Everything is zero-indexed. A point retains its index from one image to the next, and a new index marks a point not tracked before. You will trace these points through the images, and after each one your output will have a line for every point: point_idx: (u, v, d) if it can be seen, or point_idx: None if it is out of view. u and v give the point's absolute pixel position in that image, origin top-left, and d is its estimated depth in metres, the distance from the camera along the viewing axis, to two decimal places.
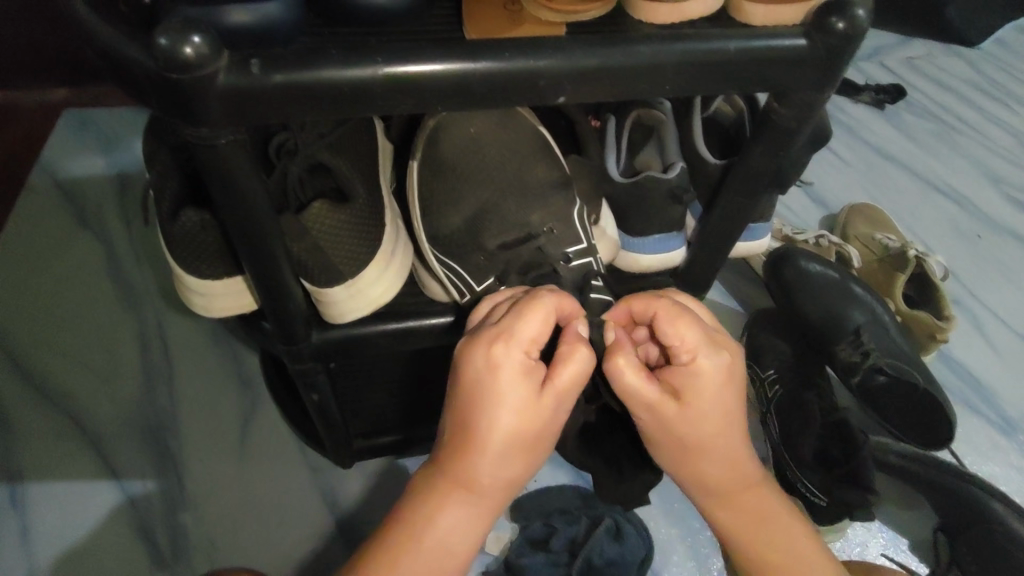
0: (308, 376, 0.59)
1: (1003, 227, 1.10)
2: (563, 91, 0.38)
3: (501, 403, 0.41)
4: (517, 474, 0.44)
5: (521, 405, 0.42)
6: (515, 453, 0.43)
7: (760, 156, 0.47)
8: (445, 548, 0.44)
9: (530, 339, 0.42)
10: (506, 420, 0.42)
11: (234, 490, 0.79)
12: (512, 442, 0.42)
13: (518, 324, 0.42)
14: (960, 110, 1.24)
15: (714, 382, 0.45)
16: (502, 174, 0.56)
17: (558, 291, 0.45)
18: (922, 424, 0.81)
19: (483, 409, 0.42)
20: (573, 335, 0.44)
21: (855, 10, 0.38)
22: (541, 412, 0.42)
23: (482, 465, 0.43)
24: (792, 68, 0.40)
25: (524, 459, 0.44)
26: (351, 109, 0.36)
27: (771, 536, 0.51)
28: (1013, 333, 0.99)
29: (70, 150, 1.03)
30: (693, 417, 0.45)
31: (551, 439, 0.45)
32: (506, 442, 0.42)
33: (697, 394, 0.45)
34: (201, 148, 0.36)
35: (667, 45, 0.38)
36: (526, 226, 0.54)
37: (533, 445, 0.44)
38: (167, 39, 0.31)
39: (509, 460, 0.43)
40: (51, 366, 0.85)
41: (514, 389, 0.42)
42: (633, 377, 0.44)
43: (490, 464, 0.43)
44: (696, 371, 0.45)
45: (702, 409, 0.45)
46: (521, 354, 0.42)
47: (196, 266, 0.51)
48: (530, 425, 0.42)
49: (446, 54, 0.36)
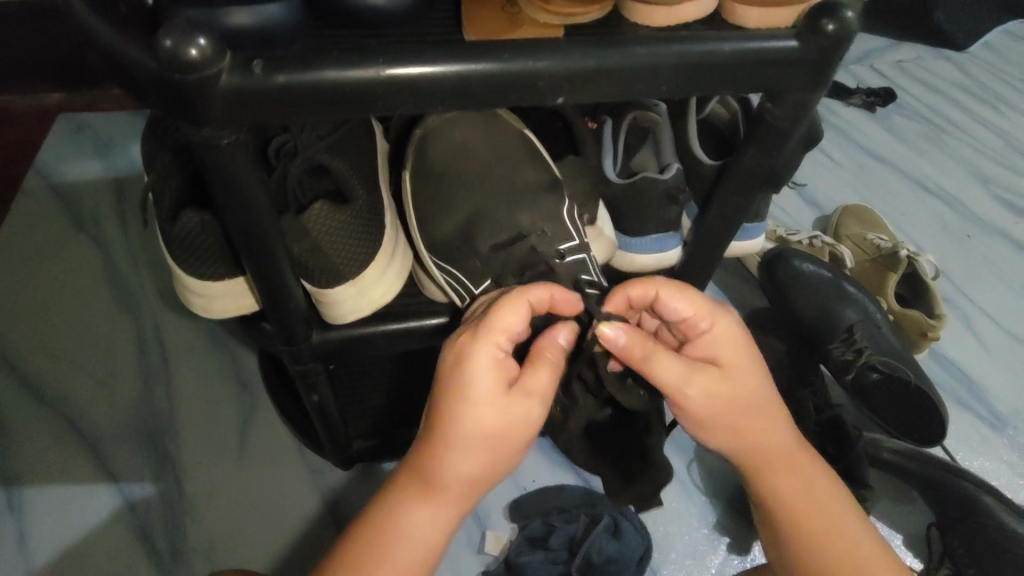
0: (308, 377, 0.60)
1: (994, 227, 1.11)
2: (560, 92, 0.39)
3: (466, 399, 0.43)
4: (486, 475, 0.45)
5: (483, 402, 0.43)
6: (479, 450, 0.44)
7: (754, 156, 0.47)
8: (413, 544, 0.45)
9: (504, 334, 0.44)
10: (466, 415, 0.43)
11: (233, 492, 0.79)
12: (471, 443, 0.43)
13: (494, 318, 0.43)
14: (949, 113, 1.25)
15: (731, 350, 0.50)
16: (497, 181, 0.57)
17: (551, 286, 0.46)
18: (911, 418, 0.82)
19: (447, 404, 0.43)
20: (550, 344, 0.46)
21: (845, 12, 0.38)
22: (502, 410, 0.43)
23: (444, 458, 0.44)
24: (785, 70, 0.40)
25: (492, 459, 0.45)
26: (352, 110, 0.37)
27: (811, 508, 0.55)
28: (1003, 332, 1.00)
29: (67, 154, 1.03)
30: (735, 385, 0.50)
31: (520, 443, 0.45)
32: (467, 439, 0.43)
33: (727, 354, 0.50)
34: (204, 147, 0.37)
35: (662, 47, 0.38)
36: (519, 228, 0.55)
37: (500, 444, 0.44)
38: (172, 40, 0.32)
39: (473, 463, 0.44)
40: (48, 369, 0.85)
41: (479, 386, 0.43)
42: (676, 363, 0.48)
43: (450, 461, 0.44)
44: (708, 338, 0.50)
45: (737, 369, 0.50)
46: (491, 351, 0.43)
47: (196, 266, 0.52)
48: (489, 424, 0.43)
49: (446, 55, 0.36)
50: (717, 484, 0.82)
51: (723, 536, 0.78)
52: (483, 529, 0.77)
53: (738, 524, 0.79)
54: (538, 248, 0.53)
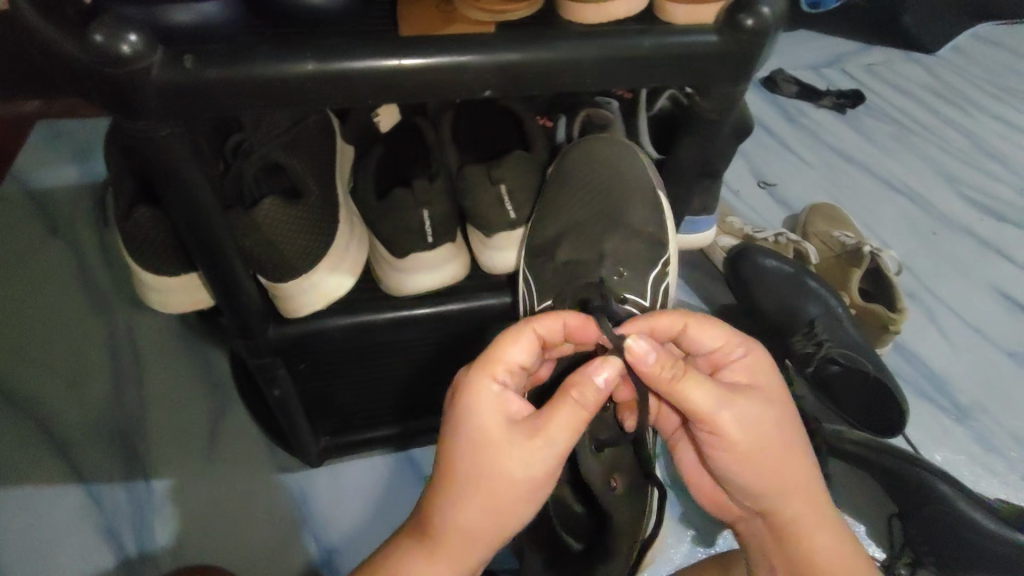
0: (268, 371, 0.61)
1: (958, 224, 1.14)
2: (488, 85, 0.40)
3: (463, 430, 0.46)
4: (484, 520, 0.46)
5: (482, 435, 0.45)
6: (480, 492, 0.45)
7: (690, 148, 0.49)
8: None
9: (504, 368, 0.47)
10: (465, 450, 0.45)
11: (201, 491, 0.80)
12: (473, 481, 0.45)
13: (492, 352, 0.47)
14: (917, 114, 1.28)
15: (757, 376, 0.52)
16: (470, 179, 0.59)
17: (568, 316, 0.49)
18: (875, 410, 0.83)
19: (450, 437, 0.46)
20: (584, 380, 0.46)
21: (761, 8, 0.40)
22: (501, 447, 0.45)
23: (447, 499, 0.46)
24: (708, 63, 0.42)
25: (496, 505, 0.45)
26: (286, 104, 0.38)
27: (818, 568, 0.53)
28: (967, 326, 1.02)
29: (42, 160, 1.04)
30: (762, 408, 0.51)
31: (528, 483, 0.45)
32: (467, 477, 0.45)
33: (758, 386, 0.52)
34: (142, 141, 0.37)
35: (586, 41, 0.40)
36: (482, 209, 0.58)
37: (503, 487, 0.45)
38: (102, 35, 0.33)
39: (473, 500, 0.45)
40: (20, 372, 0.86)
41: (477, 419, 0.45)
42: (703, 389, 0.48)
43: (452, 502, 0.46)
44: (738, 365, 0.52)
45: (767, 401, 0.51)
46: (491, 383, 0.46)
47: (151, 262, 0.53)
48: (488, 462, 0.45)
49: (376, 49, 0.38)
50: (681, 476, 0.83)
51: (687, 528, 0.79)
52: None
53: (701, 516, 0.80)
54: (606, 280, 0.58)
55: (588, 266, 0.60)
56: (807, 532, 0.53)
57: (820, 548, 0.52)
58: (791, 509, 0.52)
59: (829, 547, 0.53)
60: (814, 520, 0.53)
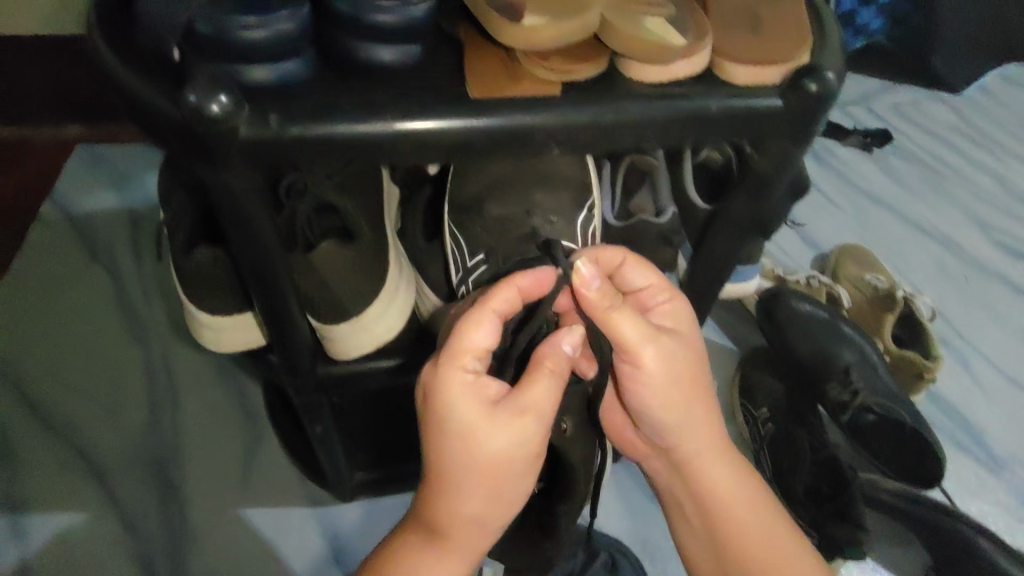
0: (312, 409, 0.61)
1: (991, 270, 1.13)
2: (555, 142, 0.41)
3: (449, 434, 0.46)
4: (485, 508, 0.48)
5: (470, 426, 0.45)
6: (481, 480, 0.47)
7: (743, 202, 0.49)
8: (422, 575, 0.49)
9: (472, 359, 0.46)
10: (460, 447, 0.46)
11: (234, 521, 0.80)
12: (471, 470, 0.46)
13: (457, 342, 0.46)
14: (945, 155, 1.28)
15: (682, 323, 0.53)
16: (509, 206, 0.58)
17: (522, 279, 0.46)
18: (909, 460, 0.83)
19: (435, 438, 0.46)
20: (554, 352, 0.47)
21: (824, 74, 0.41)
22: (492, 435, 0.45)
23: (450, 490, 0.47)
24: (770, 124, 0.43)
25: (497, 484, 0.47)
26: (360, 159, 0.39)
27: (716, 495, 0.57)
28: (1001, 373, 1.01)
29: (83, 186, 1.06)
30: (683, 351, 0.52)
31: (522, 466, 0.47)
32: (466, 469, 0.46)
33: (679, 323, 0.53)
34: (221, 189, 0.39)
35: (654, 102, 0.41)
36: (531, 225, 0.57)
37: (500, 472, 0.47)
38: (196, 96, 0.34)
39: (471, 493, 0.47)
40: (58, 396, 0.87)
41: (461, 413, 0.45)
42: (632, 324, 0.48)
43: (458, 493, 0.47)
44: (665, 308, 0.53)
45: (685, 336, 0.53)
46: (464, 373, 0.46)
47: (207, 302, 0.54)
48: (485, 450, 0.46)
49: (451, 111, 0.39)
50: None
51: None
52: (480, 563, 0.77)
53: None
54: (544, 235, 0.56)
55: (518, 219, 0.57)
56: (729, 487, 0.57)
57: (737, 501, 0.57)
58: (719, 465, 0.56)
59: (746, 502, 0.57)
60: (736, 475, 0.57)
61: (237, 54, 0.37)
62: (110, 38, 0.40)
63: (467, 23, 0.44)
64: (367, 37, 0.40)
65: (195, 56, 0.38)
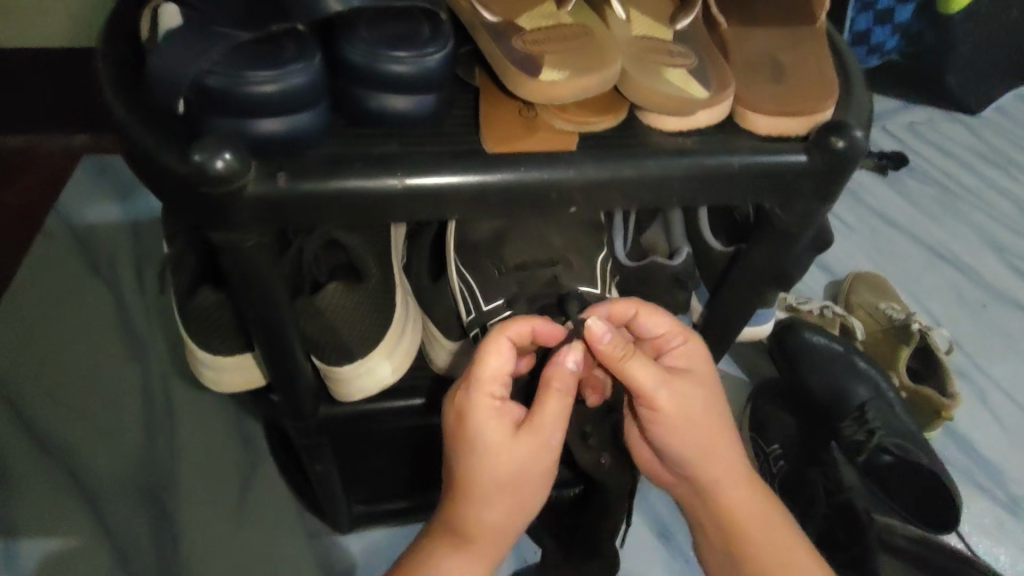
0: (313, 448, 0.60)
1: (1009, 298, 1.11)
2: (572, 201, 0.40)
3: (473, 456, 0.44)
4: (508, 525, 0.46)
5: (492, 449, 0.43)
6: (501, 500, 0.45)
7: (764, 254, 0.48)
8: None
9: (492, 385, 0.44)
10: (481, 469, 0.44)
11: (235, 552, 0.79)
12: (492, 491, 0.44)
13: (479, 367, 0.44)
14: (962, 177, 1.25)
15: (699, 365, 0.51)
16: (524, 253, 0.57)
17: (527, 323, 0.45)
18: (926, 504, 0.80)
19: (458, 460, 0.44)
20: (556, 372, 0.44)
21: (853, 131, 0.40)
22: (513, 456, 0.44)
23: (469, 513, 0.45)
24: (793, 182, 0.41)
25: (516, 505, 0.46)
26: (370, 216, 0.38)
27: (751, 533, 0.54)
28: (1019, 408, 0.99)
29: (86, 199, 1.05)
30: (698, 394, 0.50)
31: (543, 478, 0.46)
32: (486, 491, 0.44)
33: (694, 364, 0.51)
34: (225, 246, 0.38)
35: (674, 159, 0.40)
36: (550, 261, 0.56)
37: (518, 491, 0.45)
38: (202, 156, 0.33)
39: (490, 513, 0.45)
40: (56, 417, 0.86)
41: (483, 434, 0.43)
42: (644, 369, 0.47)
43: (476, 515, 0.45)
44: (680, 352, 0.51)
45: (702, 377, 0.51)
46: (485, 397, 0.44)
47: (210, 342, 0.53)
48: (507, 471, 0.44)
49: (466, 167, 0.38)
50: None
51: None
52: None
53: None
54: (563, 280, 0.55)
55: (537, 265, 0.56)
56: (755, 523, 0.54)
57: (763, 539, 0.54)
58: (743, 499, 0.53)
59: (775, 540, 0.54)
60: (762, 511, 0.54)
61: (246, 111, 0.36)
62: (124, 95, 0.39)
63: (482, 67, 0.45)
64: (380, 89, 0.39)
65: (204, 110, 0.36)
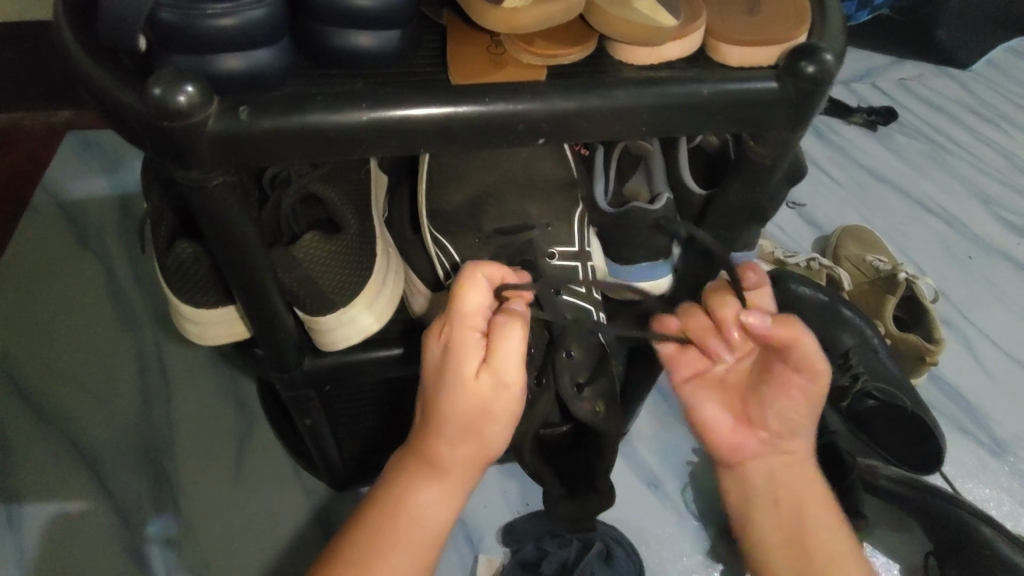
0: (301, 402, 0.60)
1: (995, 248, 1.11)
2: (541, 133, 0.40)
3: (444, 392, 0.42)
4: (483, 457, 0.45)
5: (459, 384, 0.42)
6: (470, 435, 0.44)
7: (738, 190, 0.48)
8: (417, 521, 0.45)
9: (464, 321, 0.42)
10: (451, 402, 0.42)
11: (230, 511, 0.80)
12: (461, 423, 0.43)
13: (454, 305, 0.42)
14: (951, 131, 1.25)
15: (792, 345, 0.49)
16: (499, 212, 0.57)
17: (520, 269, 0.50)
18: (909, 445, 0.84)
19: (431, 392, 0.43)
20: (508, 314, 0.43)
21: (823, 55, 0.40)
22: (478, 391, 0.42)
23: (442, 443, 0.44)
24: (766, 109, 0.41)
25: (485, 442, 0.44)
26: (338, 152, 0.38)
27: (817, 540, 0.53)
28: (1006, 356, 1.00)
29: (72, 171, 1.04)
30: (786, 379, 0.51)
31: (508, 417, 0.44)
32: (458, 425, 0.43)
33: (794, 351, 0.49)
34: (193, 191, 0.38)
35: (643, 89, 0.40)
36: (527, 219, 0.57)
37: (483, 425, 0.43)
38: (161, 88, 0.33)
39: (457, 447, 0.44)
40: (49, 386, 0.86)
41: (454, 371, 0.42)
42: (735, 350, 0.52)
43: (447, 446, 0.44)
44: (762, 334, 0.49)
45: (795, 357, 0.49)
46: (460, 337, 0.42)
47: (190, 295, 0.53)
48: (473, 403, 0.42)
49: (432, 98, 0.38)
50: (712, 508, 0.80)
51: (717, 563, 0.77)
52: (476, 552, 0.77)
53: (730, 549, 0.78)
54: (538, 241, 0.55)
55: (516, 229, 0.56)
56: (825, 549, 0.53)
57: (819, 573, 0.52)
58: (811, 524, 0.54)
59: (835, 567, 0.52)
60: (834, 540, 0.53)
61: (204, 46, 0.35)
62: (85, 38, 0.39)
63: (450, 8, 0.44)
64: (342, 23, 0.38)
65: (162, 47, 0.36)
